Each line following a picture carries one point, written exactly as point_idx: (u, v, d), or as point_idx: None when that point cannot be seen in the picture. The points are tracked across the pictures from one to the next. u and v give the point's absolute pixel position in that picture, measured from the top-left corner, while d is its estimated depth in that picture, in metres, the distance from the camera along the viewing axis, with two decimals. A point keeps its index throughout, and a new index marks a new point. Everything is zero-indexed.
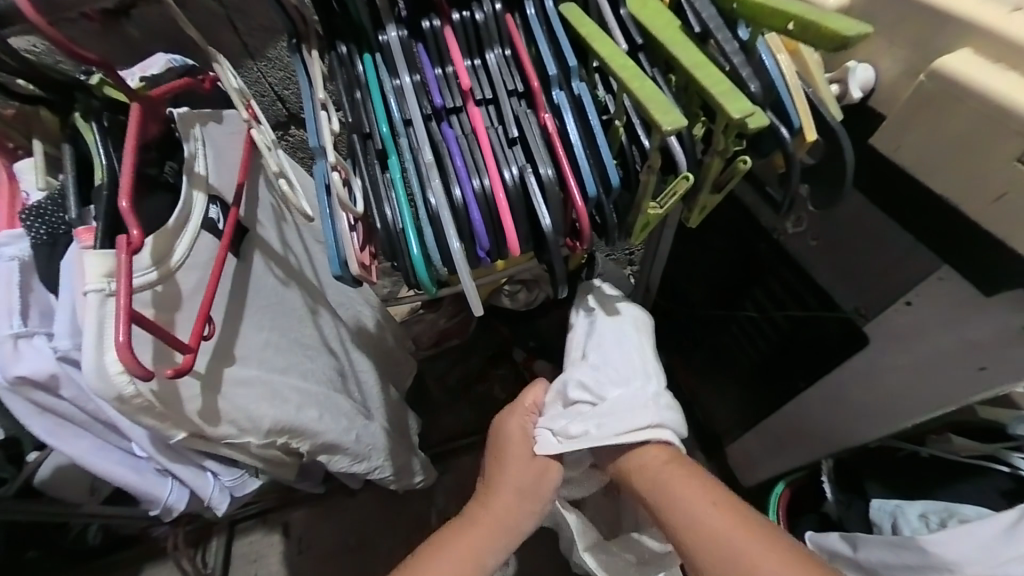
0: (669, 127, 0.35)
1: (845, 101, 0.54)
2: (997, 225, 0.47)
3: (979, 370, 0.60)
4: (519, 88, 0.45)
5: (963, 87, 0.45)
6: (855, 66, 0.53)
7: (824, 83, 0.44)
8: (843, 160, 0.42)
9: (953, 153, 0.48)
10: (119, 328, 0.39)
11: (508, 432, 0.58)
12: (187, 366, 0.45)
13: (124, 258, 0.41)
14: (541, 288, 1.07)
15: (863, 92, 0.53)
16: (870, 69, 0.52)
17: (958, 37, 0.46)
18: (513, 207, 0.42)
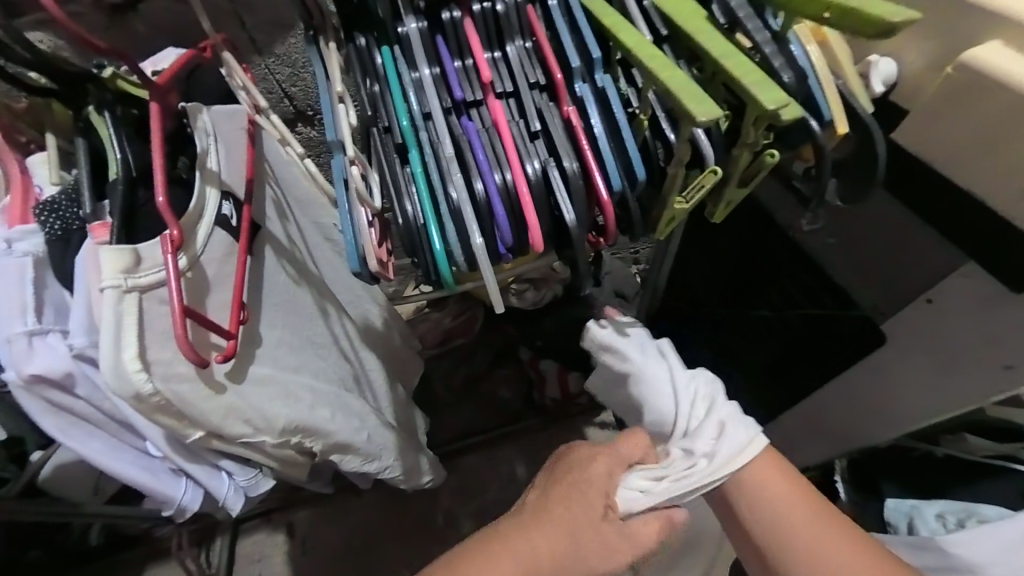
0: (703, 118, 0.34)
1: (868, 96, 0.53)
2: None
3: (1004, 369, 0.58)
4: (541, 80, 0.44)
5: (993, 81, 0.44)
6: (878, 60, 0.52)
7: (853, 73, 0.43)
8: (875, 152, 0.42)
9: (981, 147, 0.47)
10: (175, 323, 0.42)
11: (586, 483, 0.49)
12: (232, 353, 0.48)
13: (169, 255, 0.41)
14: (549, 287, 1.07)
15: (885, 87, 0.52)
16: (893, 61, 0.52)
17: (987, 29, 0.45)
18: (536, 202, 0.41)
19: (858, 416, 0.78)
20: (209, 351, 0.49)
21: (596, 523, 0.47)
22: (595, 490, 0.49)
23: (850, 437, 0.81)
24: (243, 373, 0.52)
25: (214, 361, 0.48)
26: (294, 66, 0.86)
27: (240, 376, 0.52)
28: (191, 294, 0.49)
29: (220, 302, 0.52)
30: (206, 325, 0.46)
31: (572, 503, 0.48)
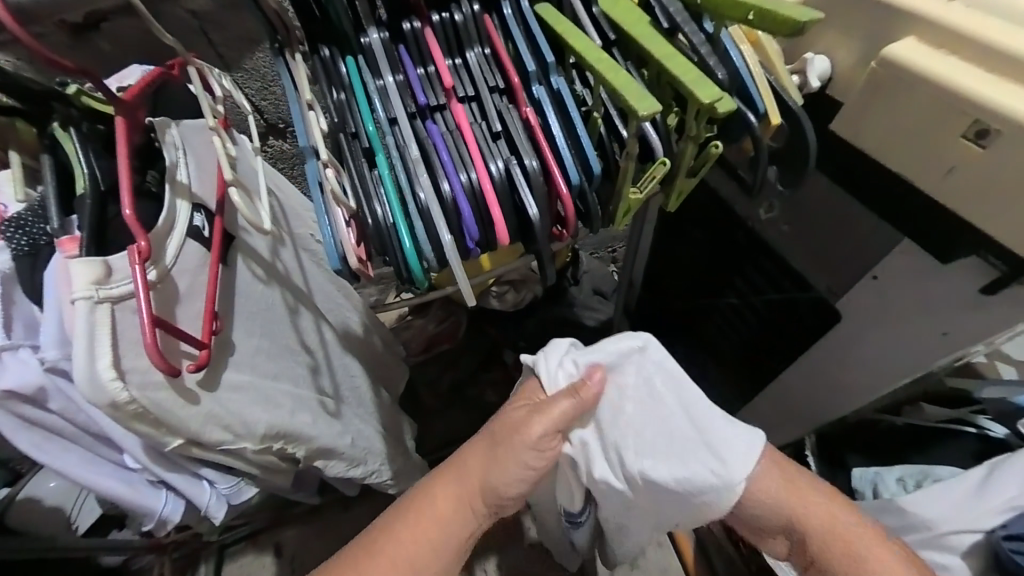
0: (645, 112, 0.37)
1: (806, 91, 0.58)
2: (954, 199, 0.50)
3: (941, 336, 0.62)
4: (500, 84, 0.46)
5: (908, 71, 0.48)
6: (813, 58, 0.57)
7: (785, 69, 0.47)
8: (806, 142, 0.45)
9: (906, 137, 0.52)
10: (145, 331, 0.41)
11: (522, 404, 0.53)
12: (206, 361, 0.48)
13: (136, 266, 0.41)
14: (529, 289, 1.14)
15: (822, 82, 0.57)
16: (826, 58, 0.57)
17: (904, 27, 0.50)
18: (500, 198, 0.43)
19: (821, 393, 0.82)
20: (182, 358, 0.48)
21: (508, 421, 0.52)
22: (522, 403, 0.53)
23: (816, 413, 0.85)
24: (217, 379, 0.52)
25: (187, 369, 0.47)
26: (263, 81, 0.87)
27: (214, 383, 0.52)
28: (162, 302, 0.49)
29: (193, 311, 0.52)
30: (179, 334, 0.46)
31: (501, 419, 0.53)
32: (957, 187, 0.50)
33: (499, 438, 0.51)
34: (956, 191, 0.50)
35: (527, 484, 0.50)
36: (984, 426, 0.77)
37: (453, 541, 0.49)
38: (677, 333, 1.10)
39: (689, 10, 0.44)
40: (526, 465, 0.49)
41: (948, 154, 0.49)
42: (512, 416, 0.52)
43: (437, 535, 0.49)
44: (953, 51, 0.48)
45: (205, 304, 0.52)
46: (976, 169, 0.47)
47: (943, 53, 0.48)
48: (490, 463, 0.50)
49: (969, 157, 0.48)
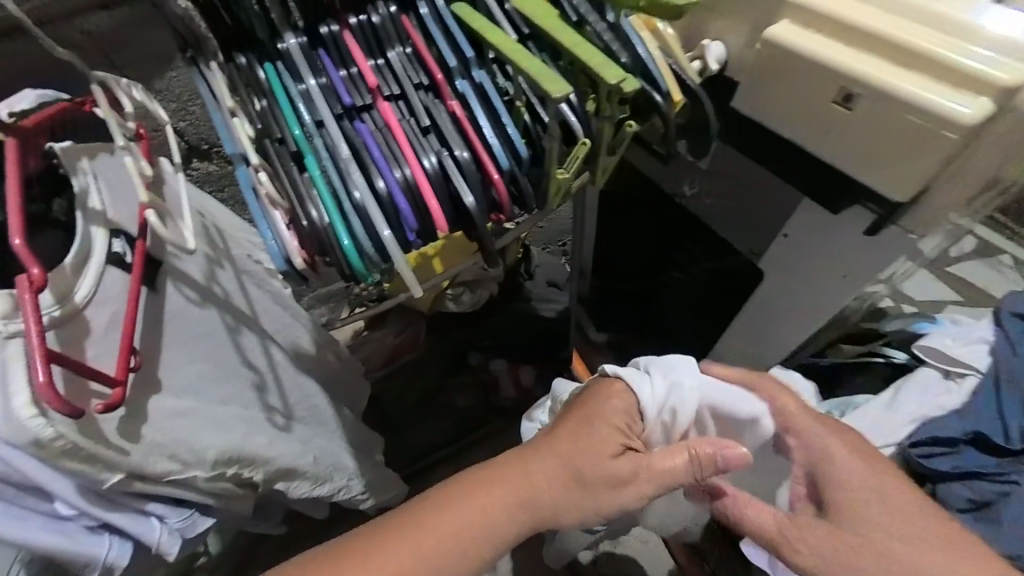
0: (558, 94, 0.40)
1: (707, 73, 0.64)
2: (838, 156, 0.57)
3: (843, 278, 0.71)
4: (424, 81, 0.47)
5: (785, 49, 0.55)
6: (710, 44, 0.63)
7: (683, 53, 0.52)
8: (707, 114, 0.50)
9: (793, 105, 0.59)
10: (37, 369, 0.37)
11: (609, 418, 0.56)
12: (118, 400, 0.45)
13: (29, 297, 0.38)
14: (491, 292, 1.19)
15: (720, 65, 0.64)
16: (720, 45, 0.63)
17: (777, 11, 0.57)
18: (435, 190, 0.44)
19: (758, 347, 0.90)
20: (90, 399, 0.45)
21: (600, 448, 0.55)
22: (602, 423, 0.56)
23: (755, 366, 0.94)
24: (144, 409, 0.51)
25: (96, 410, 0.44)
26: (179, 100, 0.82)
27: (139, 414, 0.50)
28: (68, 341, 0.46)
29: (108, 351, 0.49)
30: (85, 371, 0.43)
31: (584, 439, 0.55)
32: (838, 146, 0.57)
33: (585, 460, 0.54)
34: (837, 148, 0.57)
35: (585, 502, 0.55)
36: (890, 354, 0.85)
37: (486, 554, 0.52)
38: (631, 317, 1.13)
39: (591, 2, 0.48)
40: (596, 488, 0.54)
41: (827, 117, 0.56)
42: (600, 441, 0.55)
43: (499, 526, 0.52)
44: (816, 28, 0.55)
45: (121, 339, 0.48)
46: (851, 129, 0.55)
47: (811, 30, 0.55)
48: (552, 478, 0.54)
49: (842, 119, 0.55)
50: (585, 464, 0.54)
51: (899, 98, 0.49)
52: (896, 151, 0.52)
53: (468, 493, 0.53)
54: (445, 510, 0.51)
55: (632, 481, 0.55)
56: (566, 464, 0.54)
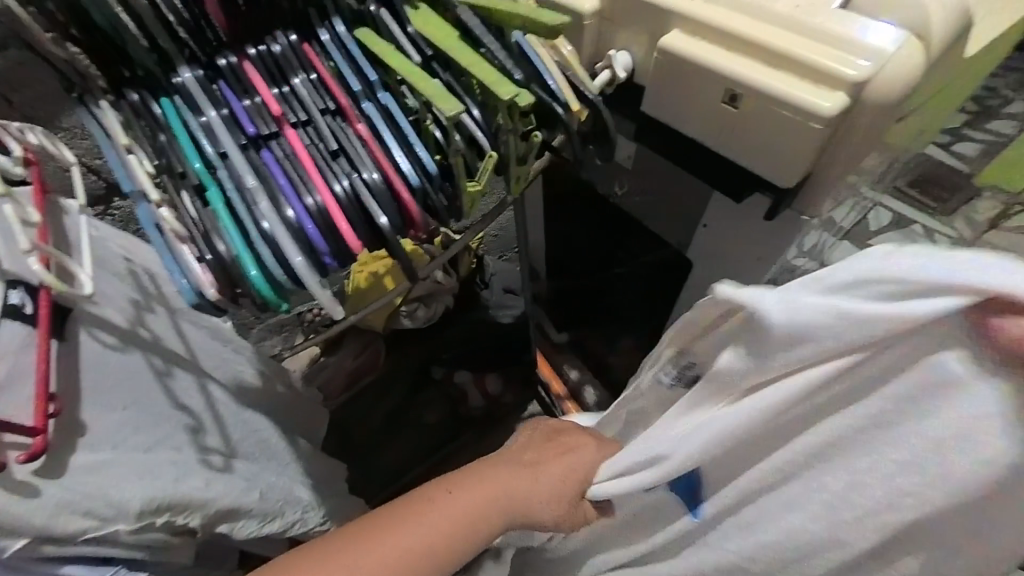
0: (451, 113, 0.43)
1: (620, 78, 0.69)
2: (734, 150, 0.62)
3: (758, 260, 0.77)
4: (330, 105, 0.47)
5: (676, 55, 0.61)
6: (618, 52, 0.68)
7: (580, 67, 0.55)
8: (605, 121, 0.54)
9: (689, 107, 0.64)
10: None
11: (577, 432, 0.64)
12: (40, 449, 0.45)
13: None
14: (438, 301, 1.35)
15: (628, 72, 0.69)
16: (627, 53, 0.70)
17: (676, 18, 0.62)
18: (347, 212, 0.44)
19: None
20: (7, 453, 0.45)
21: (563, 444, 0.62)
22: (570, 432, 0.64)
23: None
24: (63, 466, 0.49)
25: (16, 461, 0.45)
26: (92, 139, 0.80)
27: (59, 469, 0.49)
28: None
29: (18, 402, 0.47)
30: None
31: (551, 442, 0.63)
32: (732, 141, 0.62)
33: (555, 449, 0.61)
34: (732, 143, 0.62)
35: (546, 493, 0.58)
36: None
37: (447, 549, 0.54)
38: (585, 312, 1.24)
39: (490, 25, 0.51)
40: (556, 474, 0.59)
41: (717, 115, 0.62)
42: (565, 439, 0.63)
43: (462, 517, 0.55)
44: (703, 36, 0.60)
45: (34, 388, 0.46)
46: (737, 125, 0.60)
47: (697, 39, 0.61)
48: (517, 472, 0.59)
49: (731, 117, 0.60)
50: (552, 457, 0.61)
51: (772, 95, 0.54)
52: (781, 143, 0.57)
53: (441, 502, 0.55)
54: (417, 518, 0.53)
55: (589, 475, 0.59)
56: (543, 468, 0.59)
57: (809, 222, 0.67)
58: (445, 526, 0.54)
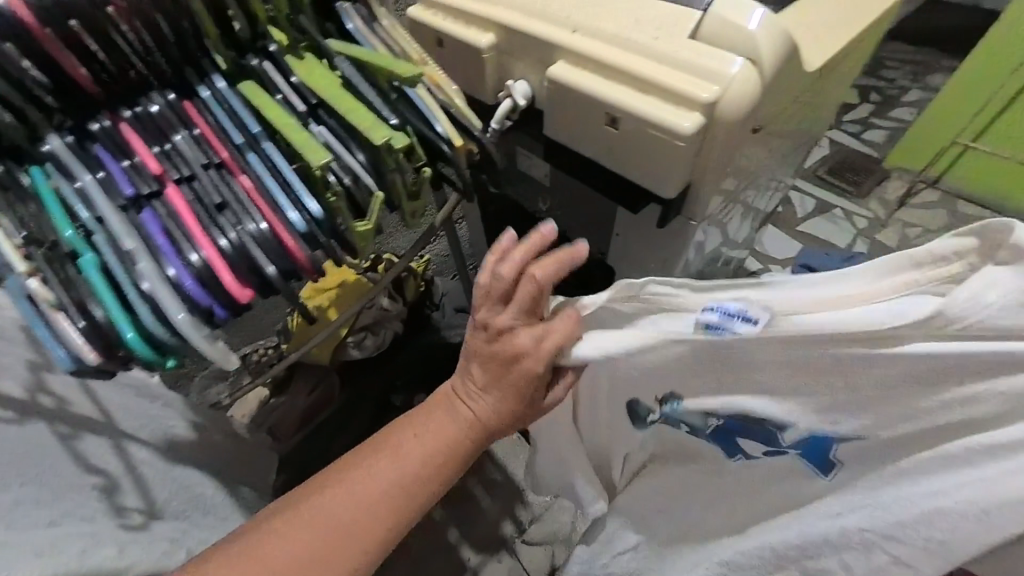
0: (318, 163, 0.46)
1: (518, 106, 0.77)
2: (621, 166, 0.68)
3: (664, 264, 0.85)
4: (212, 160, 0.48)
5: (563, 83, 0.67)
6: (515, 83, 0.77)
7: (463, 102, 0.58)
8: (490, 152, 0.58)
9: (581, 128, 0.70)
10: None
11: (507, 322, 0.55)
12: None
13: None
14: (386, 328, 1.37)
15: (527, 99, 0.77)
16: (526, 82, 0.77)
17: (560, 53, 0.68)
18: (231, 263, 0.44)
19: None
20: None
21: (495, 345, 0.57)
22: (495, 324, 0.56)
23: None
24: None
25: None
26: None
27: None
28: None
29: None
30: None
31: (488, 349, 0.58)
32: (619, 158, 0.67)
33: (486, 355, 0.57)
34: (619, 160, 0.67)
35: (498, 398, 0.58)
36: None
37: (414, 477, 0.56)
38: None
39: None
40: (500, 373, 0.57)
41: (603, 135, 0.67)
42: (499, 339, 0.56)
43: (421, 445, 0.58)
44: (583, 66, 0.66)
45: None
46: (619, 144, 0.66)
47: (579, 68, 0.67)
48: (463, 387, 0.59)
49: (614, 137, 0.66)
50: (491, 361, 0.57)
51: (641, 116, 0.60)
52: (657, 160, 0.62)
53: (402, 444, 0.58)
54: (380, 458, 0.56)
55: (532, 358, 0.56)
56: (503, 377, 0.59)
57: (697, 227, 0.74)
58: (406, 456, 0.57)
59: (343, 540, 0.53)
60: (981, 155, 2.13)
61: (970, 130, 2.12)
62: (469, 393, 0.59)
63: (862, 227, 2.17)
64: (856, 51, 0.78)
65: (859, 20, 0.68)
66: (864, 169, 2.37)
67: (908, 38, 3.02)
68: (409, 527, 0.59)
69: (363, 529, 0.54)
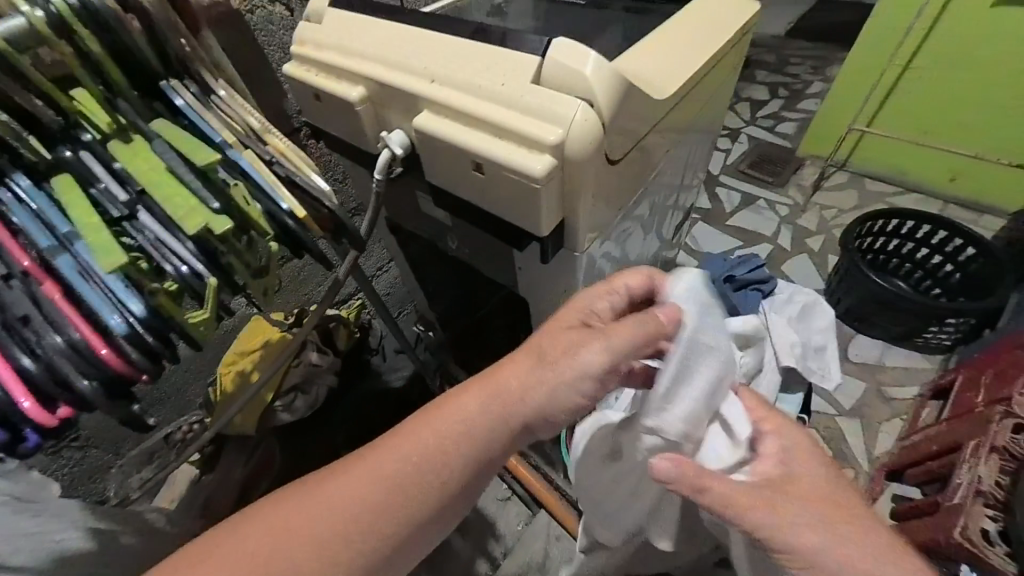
0: (111, 267, 0.43)
1: (398, 156, 0.77)
2: (496, 208, 0.68)
3: (566, 292, 0.87)
4: (12, 269, 0.44)
5: (428, 133, 0.67)
6: (391, 133, 0.77)
7: (308, 167, 0.57)
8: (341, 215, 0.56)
9: (454, 175, 0.70)
10: None
11: (571, 313, 0.68)
12: None
13: None
14: (317, 385, 1.30)
15: (405, 148, 0.77)
16: (400, 131, 0.77)
17: (421, 104, 0.69)
18: (34, 382, 0.41)
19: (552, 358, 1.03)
20: None
21: (562, 337, 0.63)
22: (572, 319, 0.66)
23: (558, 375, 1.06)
24: None
25: None
26: None
27: None
28: None
29: None
30: None
31: (553, 335, 0.63)
32: (492, 201, 0.68)
33: (547, 345, 0.63)
34: (492, 202, 0.68)
35: (550, 381, 0.60)
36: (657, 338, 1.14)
37: (426, 471, 0.56)
38: (486, 345, 1.43)
39: (213, 146, 0.53)
40: (553, 360, 0.61)
41: (473, 181, 0.67)
42: (562, 332, 0.63)
43: (448, 435, 0.57)
44: (445, 115, 0.67)
45: None
46: (487, 188, 0.66)
47: (442, 117, 0.67)
48: (510, 373, 0.61)
49: (482, 181, 0.66)
50: (553, 348, 0.62)
51: (498, 161, 0.61)
52: (523, 202, 0.63)
53: (415, 429, 0.58)
54: (406, 439, 0.57)
55: (592, 352, 0.60)
56: (525, 353, 0.63)
57: (583, 256, 0.76)
58: (426, 446, 0.57)
59: (331, 524, 0.52)
60: (879, 138, 2.28)
61: (864, 117, 2.27)
62: (510, 377, 0.61)
63: (785, 214, 2.30)
64: (709, 78, 0.86)
65: (695, 63, 0.77)
66: (780, 159, 2.54)
67: (807, 37, 3.30)
68: (397, 541, 0.55)
69: (371, 506, 0.53)
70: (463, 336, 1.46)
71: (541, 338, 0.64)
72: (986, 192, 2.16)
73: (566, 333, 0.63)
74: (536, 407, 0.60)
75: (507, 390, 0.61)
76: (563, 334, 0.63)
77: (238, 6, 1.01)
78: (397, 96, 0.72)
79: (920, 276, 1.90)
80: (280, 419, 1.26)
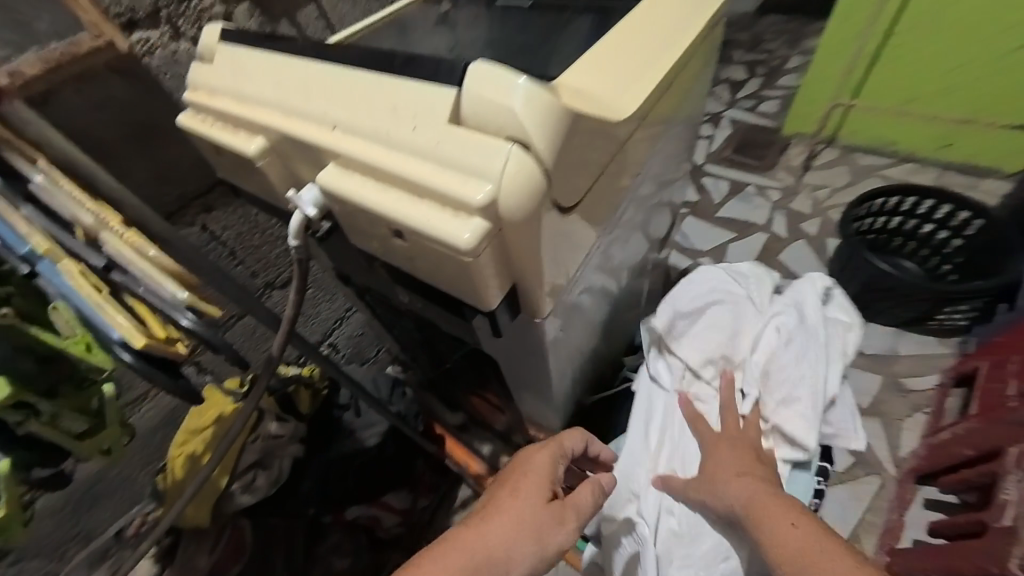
0: None
1: (312, 218, 0.62)
2: (430, 277, 0.55)
3: (536, 348, 0.74)
4: None
5: (337, 194, 0.54)
6: (301, 192, 0.61)
7: (153, 265, 0.50)
8: (197, 325, 0.50)
9: (380, 240, 0.57)
10: None
11: (542, 462, 0.74)
12: None
13: None
14: (277, 459, 1.17)
15: (321, 207, 0.62)
16: (312, 186, 0.61)
17: (324, 153, 0.55)
18: None
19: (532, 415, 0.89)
20: None
21: (542, 500, 0.68)
22: (548, 476, 0.72)
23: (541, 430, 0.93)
24: None
25: None
26: None
27: None
28: None
29: None
30: None
31: (528, 491, 0.69)
32: (426, 270, 0.54)
33: (530, 495, 0.69)
34: (426, 271, 0.55)
35: (530, 546, 0.64)
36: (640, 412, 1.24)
37: None
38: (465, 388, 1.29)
39: (21, 257, 0.47)
40: (528, 518, 0.66)
41: (400, 247, 0.54)
42: (538, 488, 0.70)
43: None
44: (355, 169, 0.53)
45: None
46: (414, 256, 0.53)
47: (353, 172, 0.53)
48: (489, 530, 0.64)
49: (409, 249, 0.53)
50: (533, 511, 0.67)
51: (418, 230, 0.47)
52: (457, 275, 0.50)
53: None
54: None
55: (564, 521, 0.68)
56: (508, 514, 0.66)
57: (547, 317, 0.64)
58: None
59: None
60: (865, 111, 2.15)
61: (847, 92, 2.13)
62: (491, 533, 0.63)
63: (776, 199, 2.17)
64: (675, 81, 0.73)
65: (655, 69, 0.64)
66: (765, 141, 2.40)
67: (779, 10, 3.17)
68: None
69: None
70: (439, 381, 1.33)
71: (520, 485, 0.70)
72: (981, 156, 2.04)
73: (542, 491, 0.70)
74: (510, 559, 0.62)
75: (489, 547, 0.62)
76: (538, 494, 0.69)
77: (131, 49, 0.87)
78: (298, 146, 0.59)
79: (926, 254, 1.75)
80: (237, 502, 1.12)
